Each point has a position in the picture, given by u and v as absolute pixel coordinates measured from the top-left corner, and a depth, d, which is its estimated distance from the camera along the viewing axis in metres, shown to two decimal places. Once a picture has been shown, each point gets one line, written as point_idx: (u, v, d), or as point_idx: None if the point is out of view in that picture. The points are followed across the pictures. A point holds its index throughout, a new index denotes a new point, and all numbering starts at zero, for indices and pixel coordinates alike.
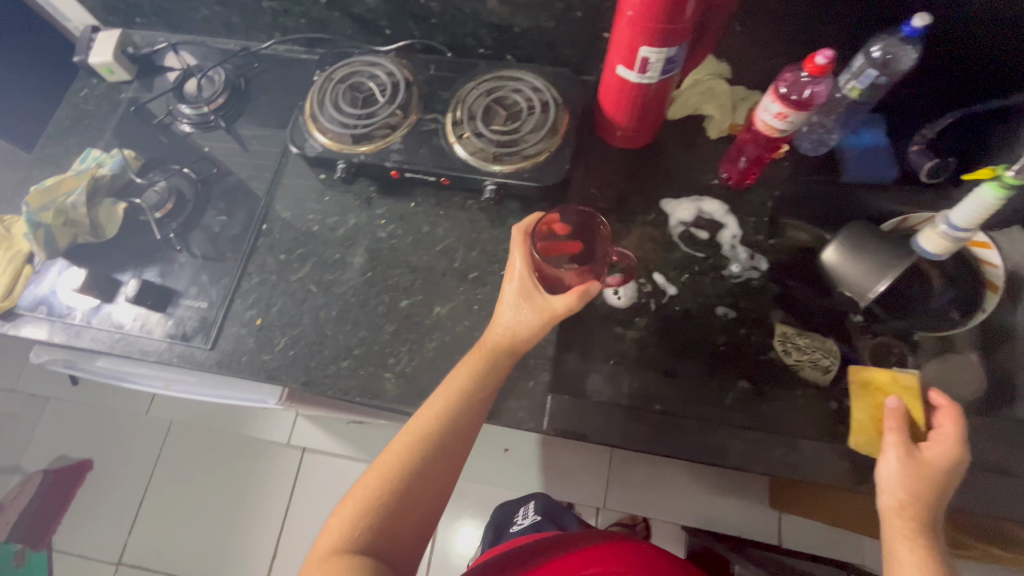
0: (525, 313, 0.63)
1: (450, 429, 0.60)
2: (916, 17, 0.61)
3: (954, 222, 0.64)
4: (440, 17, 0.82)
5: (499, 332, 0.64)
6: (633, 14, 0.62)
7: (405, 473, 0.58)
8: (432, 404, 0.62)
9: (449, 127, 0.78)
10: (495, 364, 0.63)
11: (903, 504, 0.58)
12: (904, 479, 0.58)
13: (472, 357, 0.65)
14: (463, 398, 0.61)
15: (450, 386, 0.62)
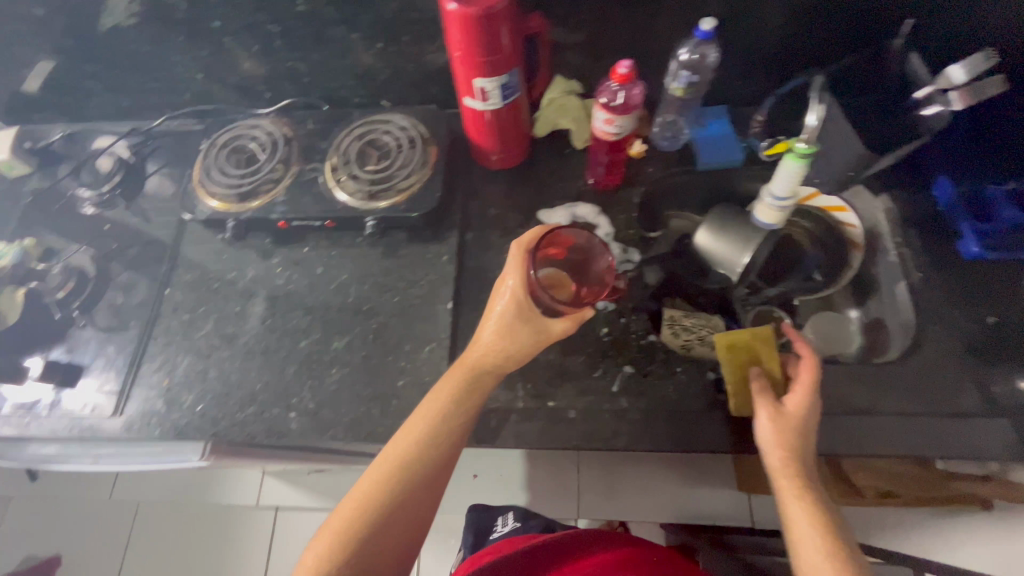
0: (523, 338, 0.65)
1: (429, 454, 0.64)
2: (703, 22, 0.69)
3: (776, 193, 0.70)
4: (310, 75, 0.89)
5: (482, 352, 0.66)
6: (459, 53, 0.68)
7: (384, 498, 0.62)
8: (411, 427, 0.66)
9: (328, 174, 0.84)
10: (479, 387, 0.67)
11: (784, 462, 0.62)
12: (778, 437, 0.63)
13: (453, 378, 0.67)
14: (441, 424, 0.65)
15: (428, 411, 0.66)
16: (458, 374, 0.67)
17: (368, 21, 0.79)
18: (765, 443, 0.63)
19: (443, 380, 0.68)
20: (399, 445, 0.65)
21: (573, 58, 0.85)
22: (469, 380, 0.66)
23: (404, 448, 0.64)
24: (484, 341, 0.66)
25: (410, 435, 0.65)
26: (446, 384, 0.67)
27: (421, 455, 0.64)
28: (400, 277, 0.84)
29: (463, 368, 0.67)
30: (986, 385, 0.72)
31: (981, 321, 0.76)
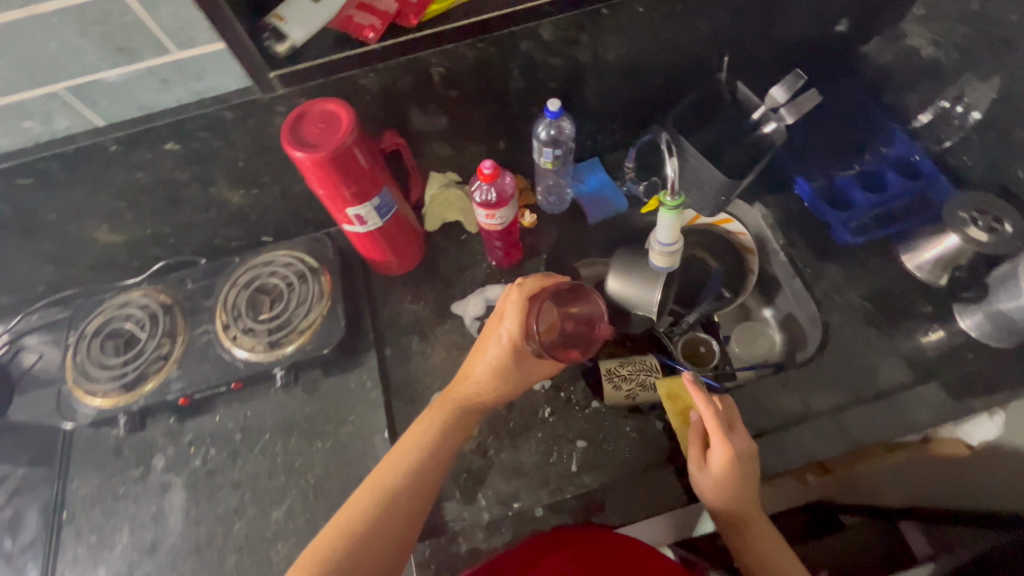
0: (515, 380, 0.66)
1: (421, 483, 0.61)
2: (549, 103, 0.72)
3: (662, 240, 0.74)
4: (175, 235, 0.83)
5: (474, 389, 0.66)
6: (322, 193, 0.68)
7: (368, 528, 0.57)
8: (401, 455, 0.63)
9: (220, 334, 0.78)
10: (467, 415, 0.67)
11: (725, 518, 0.66)
12: (715, 498, 0.64)
13: (440, 412, 0.66)
14: (434, 451, 0.63)
15: (422, 438, 0.64)
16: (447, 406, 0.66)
17: (219, 174, 0.75)
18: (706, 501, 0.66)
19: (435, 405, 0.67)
20: (389, 475, 0.61)
21: (442, 153, 0.85)
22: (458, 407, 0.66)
23: (395, 477, 0.61)
24: (478, 375, 0.66)
25: (402, 461, 0.62)
26: (437, 412, 0.66)
27: (414, 483, 0.61)
28: (327, 418, 0.78)
29: (449, 396, 0.67)
30: (893, 356, 0.78)
31: (872, 297, 0.83)
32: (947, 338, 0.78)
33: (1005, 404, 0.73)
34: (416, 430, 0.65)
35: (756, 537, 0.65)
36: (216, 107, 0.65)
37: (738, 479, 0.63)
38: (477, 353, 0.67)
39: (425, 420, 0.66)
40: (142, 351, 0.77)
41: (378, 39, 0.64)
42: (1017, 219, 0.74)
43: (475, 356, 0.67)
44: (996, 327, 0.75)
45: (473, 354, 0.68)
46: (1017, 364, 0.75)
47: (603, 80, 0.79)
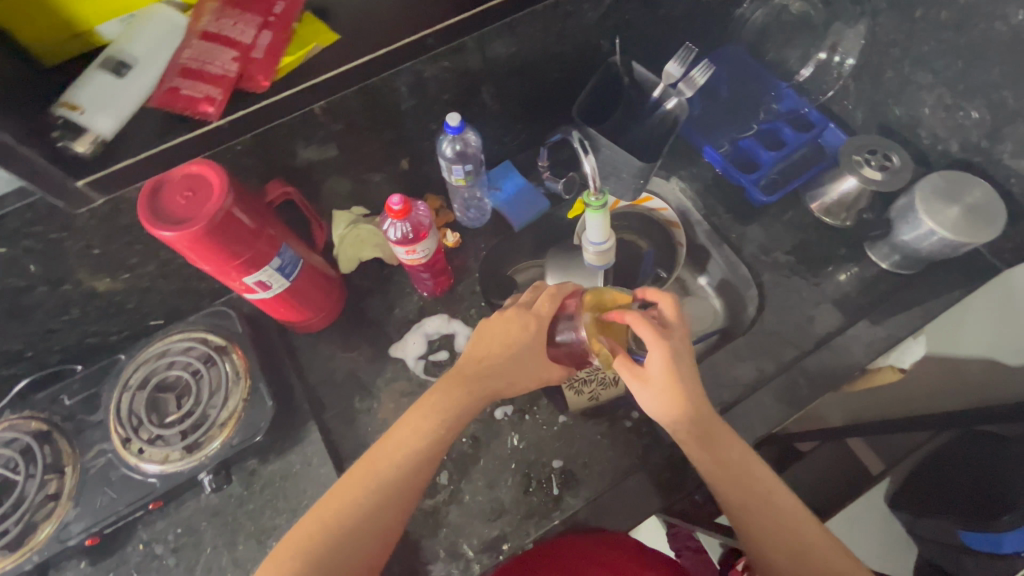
0: (525, 380, 0.62)
1: (417, 478, 0.56)
2: (449, 117, 0.67)
3: (594, 240, 0.71)
4: (32, 348, 0.68)
5: (489, 364, 0.60)
6: (210, 267, 0.58)
7: (354, 526, 0.53)
8: (397, 441, 0.57)
9: (121, 451, 0.66)
10: (468, 408, 0.59)
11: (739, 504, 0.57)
12: (716, 476, 0.57)
13: (451, 386, 0.60)
14: (435, 446, 0.57)
15: (421, 422, 0.58)
16: (456, 381, 0.60)
17: (71, 268, 0.61)
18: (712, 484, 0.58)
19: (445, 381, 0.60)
20: (380, 468, 0.56)
21: (341, 188, 0.77)
22: (468, 389, 0.60)
23: (387, 471, 0.56)
24: (495, 369, 0.60)
25: (398, 454, 0.56)
26: (446, 395, 0.59)
27: (407, 478, 0.56)
28: (276, 512, 0.69)
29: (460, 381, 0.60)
30: (824, 304, 0.82)
31: (793, 250, 0.86)
32: (867, 276, 0.83)
33: (923, 325, 0.79)
34: (423, 408, 0.58)
35: (759, 490, 0.57)
36: (44, 194, 0.52)
37: (724, 440, 0.58)
38: (501, 338, 0.61)
39: (433, 391, 0.60)
40: (23, 498, 0.63)
41: (221, 113, 0.48)
42: (903, 153, 0.78)
43: (497, 341, 0.61)
44: (903, 257, 0.81)
45: (494, 339, 0.61)
46: (926, 286, 0.81)
47: (498, 87, 0.74)
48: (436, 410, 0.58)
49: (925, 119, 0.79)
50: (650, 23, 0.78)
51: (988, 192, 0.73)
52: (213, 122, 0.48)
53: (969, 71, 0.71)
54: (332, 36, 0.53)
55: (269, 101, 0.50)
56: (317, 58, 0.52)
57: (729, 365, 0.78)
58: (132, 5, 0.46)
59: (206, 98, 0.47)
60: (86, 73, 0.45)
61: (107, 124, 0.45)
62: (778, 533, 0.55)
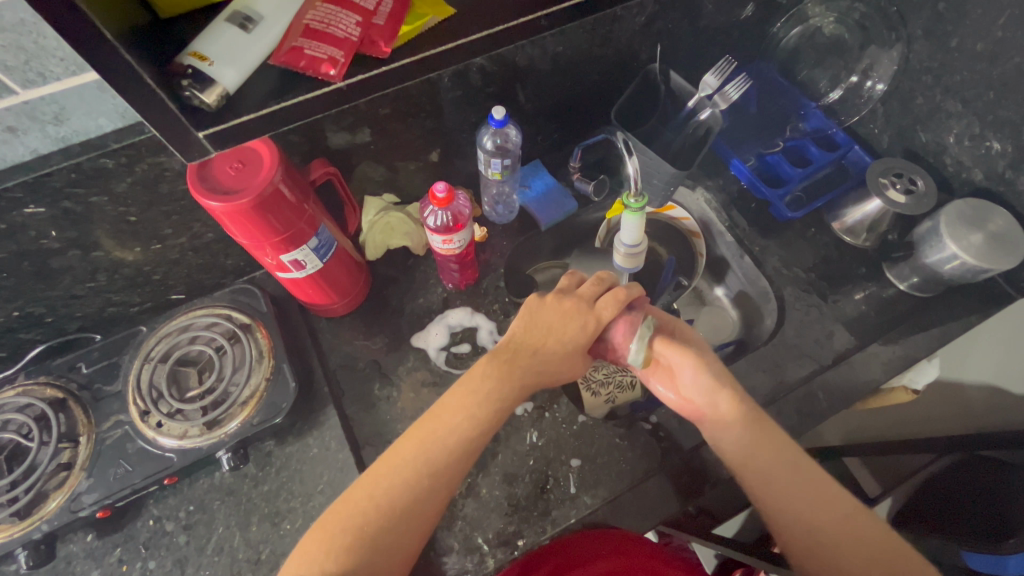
0: (572, 370, 0.64)
1: (467, 454, 0.57)
2: (495, 111, 0.67)
3: (627, 242, 0.72)
4: (53, 314, 0.67)
5: (550, 349, 0.63)
6: (249, 242, 0.58)
7: (403, 504, 0.53)
8: (446, 424, 0.57)
9: (140, 423, 0.65)
10: (516, 394, 0.61)
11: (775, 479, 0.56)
12: (759, 447, 0.57)
13: (503, 362, 0.61)
14: (482, 429, 0.58)
15: (472, 404, 0.58)
16: (510, 361, 0.61)
17: (105, 234, 0.61)
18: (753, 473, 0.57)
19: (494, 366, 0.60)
20: (431, 449, 0.56)
21: (375, 174, 0.77)
22: (518, 373, 0.61)
23: (439, 451, 0.56)
24: (550, 358, 0.63)
25: (450, 432, 0.57)
26: (496, 380, 0.60)
27: (457, 458, 0.56)
28: (291, 495, 0.68)
29: (515, 364, 0.61)
30: (842, 321, 0.83)
31: (814, 266, 0.88)
32: (884, 296, 0.85)
33: (939, 348, 0.81)
34: (470, 391, 0.59)
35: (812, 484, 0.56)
36: (91, 156, 0.52)
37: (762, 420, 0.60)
38: (554, 327, 0.64)
39: (481, 375, 0.60)
40: (35, 465, 0.61)
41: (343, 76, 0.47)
42: (928, 178, 0.80)
43: (551, 330, 0.64)
44: (922, 280, 0.83)
45: (549, 327, 0.64)
46: (942, 310, 0.83)
47: (541, 85, 0.75)
48: (485, 394, 0.59)
49: (950, 147, 0.81)
50: (691, 34, 0.80)
51: (1009, 222, 0.75)
52: (335, 84, 0.47)
53: (999, 103, 0.73)
54: (448, 9, 0.52)
55: (389, 66, 0.49)
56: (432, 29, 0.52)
57: (748, 375, 0.79)
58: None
59: (330, 59, 0.47)
60: (213, 27, 0.45)
61: (231, 78, 0.45)
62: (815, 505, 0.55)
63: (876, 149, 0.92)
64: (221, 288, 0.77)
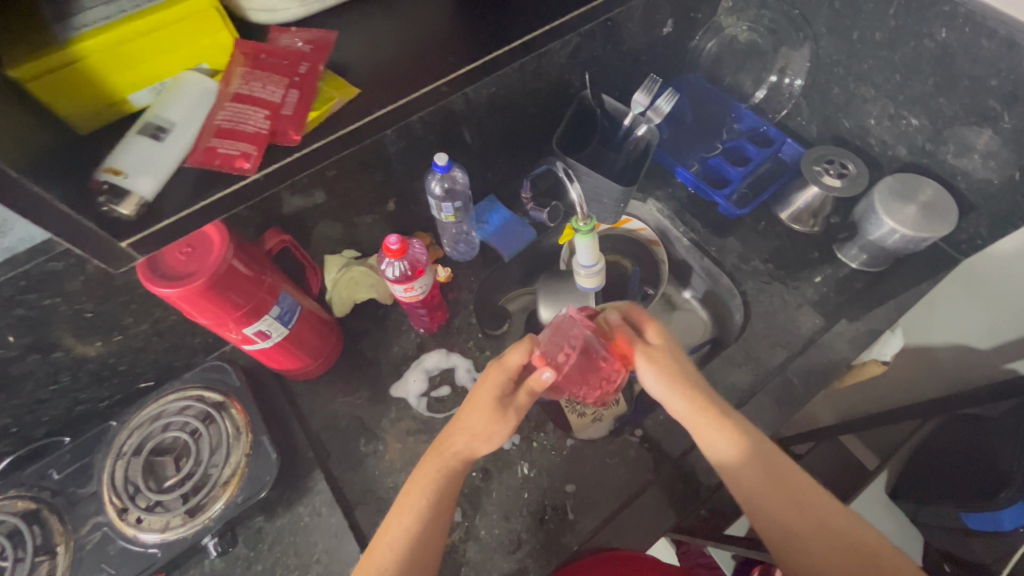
0: (487, 426, 0.59)
1: (410, 563, 0.55)
2: (437, 158, 0.69)
3: (585, 262, 0.74)
4: (16, 423, 0.65)
5: (458, 428, 0.61)
6: (209, 320, 0.58)
7: None
8: (396, 526, 0.58)
9: (119, 522, 0.63)
10: (457, 477, 0.60)
11: (766, 502, 0.59)
12: (742, 469, 0.59)
13: (433, 459, 0.61)
14: (423, 537, 0.57)
15: (417, 500, 0.58)
16: (436, 457, 0.61)
17: (61, 334, 0.60)
18: (738, 479, 0.60)
19: (425, 467, 0.61)
20: (382, 558, 0.56)
21: (333, 233, 0.78)
22: (443, 469, 0.60)
23: (386, 558, 0.56)
24: (472, 427, 0.59)
25: (392, 540, 0.57)
26: (435, 473, 0.59)
27: (403, 567, 0.55)
28: (286, 570, 0.66)
29: (439, 453, 0.61)
30: (806, 306, 0.86)
31: (771, 257, 0.91)
32: (841, 276, 0.88)
33: (898, 318, 0.84)
34: (414, 488, 0.59)
35: (792, 492, 0.59)
36: (38, 262, 0.51)
37: (772, 454, 0.61)
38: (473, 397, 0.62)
39: (421, 471, 0.60)
40: None
41: (258, 167, 0.51)
42: (857, 161, 0.85)
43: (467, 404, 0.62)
44: (870, 256, 0.87)
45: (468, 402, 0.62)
46: (894, 282, 0.87)
47: (481, 125, 0.78)
48: (427, 488, 0.59)
49: (872, 129, 0.87)
50: (617, 58, 0.84)
51: (937, 190, 0.80)
52: (250, 177, 0.51)
53: (906, 84, 0.78)
54: (353, 89, 0.56)
55: (302, 151, 0.53)
56: (338, 110, 0.55)
57: (726, 373, 0.81)
58: (164, 73, 0.50)
59: (243, 154, 0.50)
60: (127, 141, 0.48)
61: (148, 185, 0.47)
62: (821, 535, 0.57)
63: (807, 139, 0.97)
64: (192, 368, 0.76)
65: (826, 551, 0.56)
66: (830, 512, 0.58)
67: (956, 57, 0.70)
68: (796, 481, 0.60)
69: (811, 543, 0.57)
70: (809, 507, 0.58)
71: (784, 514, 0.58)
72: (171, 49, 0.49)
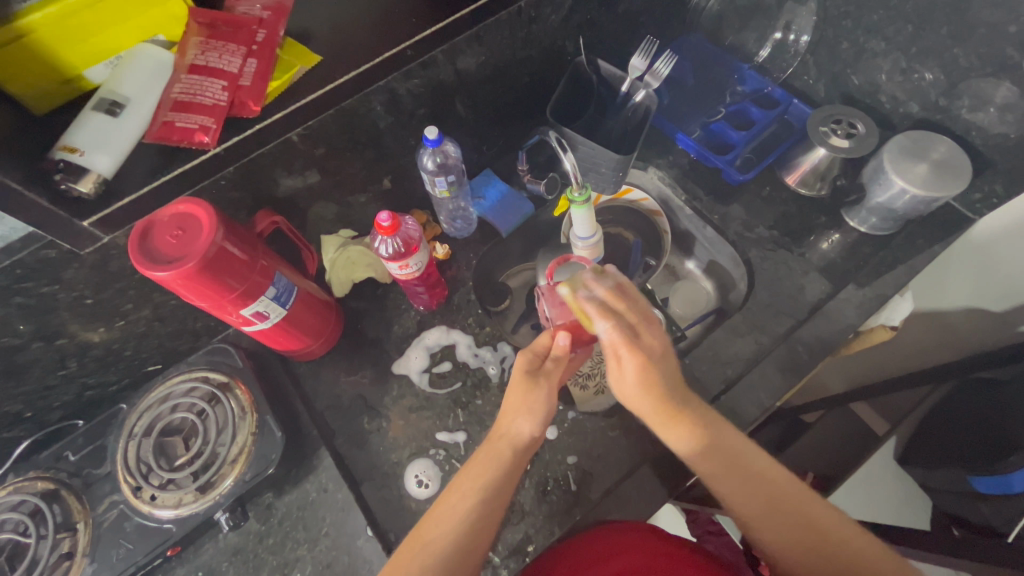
0: (537, 416, 0.61)
1: (461, 544, 0.56)
2: (427, 132, 0.68)
3: (582, 235, 0.73)
4: (30, 408, 0.67)
5: (513, 417, 0.62)
6: (208, 303, 0.58)
7: None
8: (447, 507, 0.58)
9: (133, 499, 0.65)
10: (516, 462, 0.61)
11: (730, 489, 0.58)
12: (702, 460, 0.59)
13: (489, 447, 0.61)
14: (476, 520, 0.57)
15: (469, 483, 0.59)
16: (495, 444, 0.61)
17: (64, 321, 0.61)
18: (701, 469, 0.59)
19: (483, 455, 0.61)
20: (432, 534, 0.56)
21: (328, 213, 0.77)
22: (507, 454, 0.60)
23: (437, 533, 0.56)
24: (519, 408, 0.62)
25: (445, 521, 0.57)
26: (491, 460, 0.60)
27: (455, 546, 0.55)
28: (296, 543, 0.69)
29: (495, 441, 0.62)
30: (811, 272, 0.84)
31: (776, 223, 0.89)
32: (849, 241, 0.86)
33: (908, 283, 0.82)
34: (468, 472, 0.60)
35: (753, 481, 0.58)
36: (32, 250, 0.52)
37: (734, 446, 0.59)
38: (519, 389, 0.62)
39: (480, 456, 0.61)
40: (36, 560, 0.62)
41: (216, 140, 0.54)
42: (867, 120, 0.81)
43: (514, 393, 0.62)
44: (880, 219, 0.84)
45: (512, 389, 0.63)
46: (904, 245, 0.84)
47: (473, 97, 0.76)
48: (484, 474, 0.59)
49: (883, 85, 0.83)
50: (612, 20, 0.80)
51: (953, 147, 0.76)
52: (211, 150, 0.54)
53: (919, 35, 0.73)
54: (314, 57, 0.59)
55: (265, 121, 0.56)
56: (302, 78, 0.58)
57: (730, 342, 0.80)
58: (118, 46, 0.51)
59: (201, 128, 0.53)
60: (83, 116, 0.49)
61: (105, 163, 0.50)
62: (783, 521, 0.57)
63: (814, 99, 0.93)
64: (196, 351, 0.77)
65: (785, 534, 0.57)
66: (792, 495, 0.58)
67: (971, 3, 0.66)
68: (755, 470, 0.59)
69: (769, 530, 0.57)
70: (771, 498, 0.58)
71: (744, 502, 0.58)
72: (122, 20, 0.50)
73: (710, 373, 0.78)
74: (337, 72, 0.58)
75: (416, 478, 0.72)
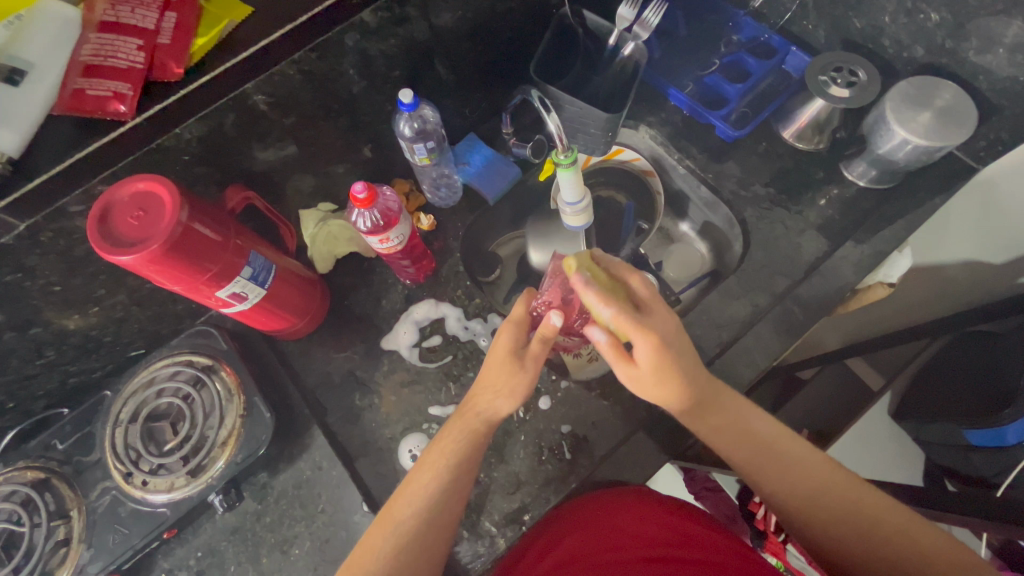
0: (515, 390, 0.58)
1: (432, 524, 0.56)
2: (401, 94, 0.63)
3: (569, 201, 0.70)
4: (12, 399, 0.66)
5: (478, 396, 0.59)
6: (181, 286, 0.56)
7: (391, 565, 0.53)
8: (417, 486, 0.57)
9: (125, 486, 0.65)
10: (484, 437, 0.60)
11: (761, 472, 0.57)
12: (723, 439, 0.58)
13: (458, 425, 0.60)
14: (447, 493, 0.57)
15: (439, 460, 0.58)
16: (460, 422, 0.60)
17: (35, 309, 0.58)
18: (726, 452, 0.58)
19: (459, 428, 0.59)
20: (402, 509, 0.56)
21: (305, 186, 0.74)
22: (473, 429, 0.59)
23: (409, 510, 0.56)
24: (493, 386, 0.58)
25: (420, 496, 0.57)
26: (462, 435, 0.59)
27: (425, 525, 0.56)
28: (293, 521, 0.69)
29: (465, 415, 0.60)
30: (809, 231, 0.82)
31: (772, 181, 0.85)
32: (847, 197, 0.83)
33: (906, 238, 0.80)
34: (436, 450, 0.59)
35: (784, 462, 0.56)
36: None
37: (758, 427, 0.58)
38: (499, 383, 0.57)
39: (448, 430, 0.60)
40: (32, 548, 0.62)
41: (135, 110, 0.49)
42: (868, 67, 0.77)
43: (487, 373, 0.59)
44: (879, 172, 0.81)
45: (487, 367, 0.59)
46: (899, 203, 0.83)
47: (450, 56, 0.71)
48: (450, 450, 0.58)
49: (887, 28, 0.77)
50: None
51: (957, 93, 0.72)
52: (127, 120, 0.49)
53: None
54: (245, 9, 0.53)
55: (187, 87, 0.51)
56: (233, 34, 0.52)
57: (725, 304, 0.78)
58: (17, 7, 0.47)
59: (115, 95, 0.48)
60: None
61: (10, 140, 0.46)
62: (833, 506, 0.53)
63: (814, 46, 0.88)
64: (180, 334, 0.75)
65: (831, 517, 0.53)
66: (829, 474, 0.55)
67: None
68: (786, 450, 0.57)
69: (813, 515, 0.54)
70: (809, 478, 0.55)
71: (782, 485, 0.55)
72: None
73: (705, 338, 0.76)
74: (297, 32, 0.54)
75: (410, 451, 0.72)
